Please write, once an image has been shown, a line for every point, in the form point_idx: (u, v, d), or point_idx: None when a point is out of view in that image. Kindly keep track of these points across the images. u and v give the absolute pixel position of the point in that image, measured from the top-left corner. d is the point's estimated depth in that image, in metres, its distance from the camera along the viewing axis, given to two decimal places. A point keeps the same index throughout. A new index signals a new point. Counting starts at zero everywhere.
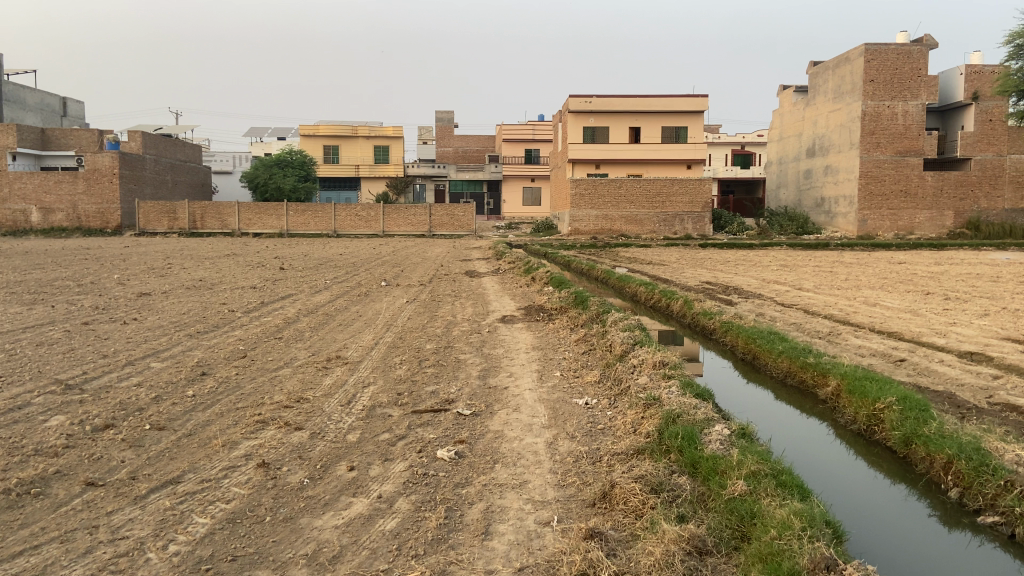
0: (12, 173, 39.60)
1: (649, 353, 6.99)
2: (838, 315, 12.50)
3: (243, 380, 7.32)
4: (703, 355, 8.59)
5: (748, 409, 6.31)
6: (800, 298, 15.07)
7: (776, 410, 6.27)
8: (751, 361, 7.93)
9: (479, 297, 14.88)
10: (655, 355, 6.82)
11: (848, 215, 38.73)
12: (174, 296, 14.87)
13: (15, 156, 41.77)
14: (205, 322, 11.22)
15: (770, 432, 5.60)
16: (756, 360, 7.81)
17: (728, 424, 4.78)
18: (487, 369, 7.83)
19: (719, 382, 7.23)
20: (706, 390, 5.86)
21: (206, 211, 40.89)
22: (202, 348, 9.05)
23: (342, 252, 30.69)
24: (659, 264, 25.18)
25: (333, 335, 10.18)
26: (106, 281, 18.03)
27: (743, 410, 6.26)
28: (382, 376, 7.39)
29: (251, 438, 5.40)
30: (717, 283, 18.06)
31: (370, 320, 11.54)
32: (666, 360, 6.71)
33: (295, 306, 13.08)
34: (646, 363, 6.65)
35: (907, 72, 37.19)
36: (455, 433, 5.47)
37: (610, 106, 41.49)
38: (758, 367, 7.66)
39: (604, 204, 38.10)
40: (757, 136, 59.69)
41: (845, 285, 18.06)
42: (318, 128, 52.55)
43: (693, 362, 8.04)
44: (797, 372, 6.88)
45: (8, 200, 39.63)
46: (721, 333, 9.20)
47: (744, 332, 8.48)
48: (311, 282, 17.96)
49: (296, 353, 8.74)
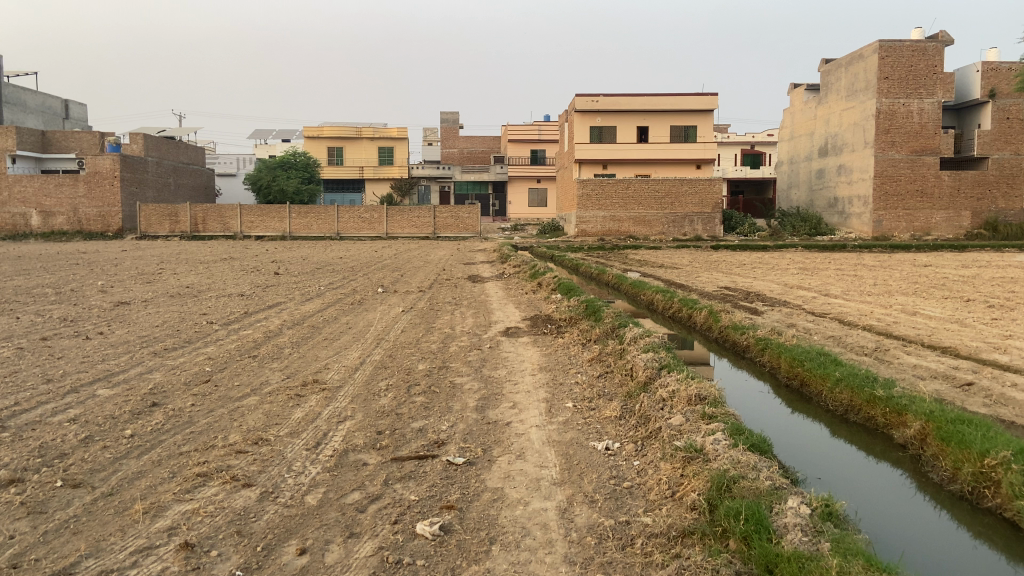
0: (11, 176, 38.67)
1: (680, 382, 5.79)
2: (878, 328, 11.27)
3: (198, 413, 6.17)
4: (739, 378, 7.43)
5: (808, 456, 5.15)
6: (831, 306, 13.85)
7: (844, 461, 5.09)
8: (798, 388, 6.74)
9: (482, 305, 13.70)
10: (689, 386, 5.59)
11: (862, 215, 37.45)
12: (153, 306, 13.77)
13: (14, 159, 40.91)
14: (178, 337, 10.08)
15: (847, 497, 4.41)
16: (804, 388, 6.64)
17: (808, 500, 3.60)
18: (486, 396, 6.65)
19: (765, 417, 6.06)
20: (762, 438, 4.66)
21: (207, 214, 40.01)
22: (163, 370, 7.91)
23: (343, 255, 29.67)
24: (671, 267, 24.03)
25: (315, 352, 9.03)
26: (87, 289, 16.96)
27: (805, 460, 5.08)
28: (364, 408, 6.23)
29: (185, 501, 4.27)
30: (737, 289, 16.91)
31: (361, 334, 10.38)
32: (703, 388, 5.51)
33: (279, 318, 11.92)
34: (679, 396, 5.43)
35: (922, 68, 35.82)
36: (444, 496, 4.30)
37: (618, 105, 40.34)
38: (809, 397, 6.48)
39: (612, 205, 36.93)
40: (767, 136, 58.45)
41: (876, 290, 16.82)
42: (321, 129, 51.61)
43: (728, 389, 6.87)
44: (864, 409, 5.70)
45: (7, 203, 38.75)
46: (756, 352, 8.03)
47: (786, 351, 7.29)
48: (304, 289, 16.88)
49: (269, 376, 7.58)
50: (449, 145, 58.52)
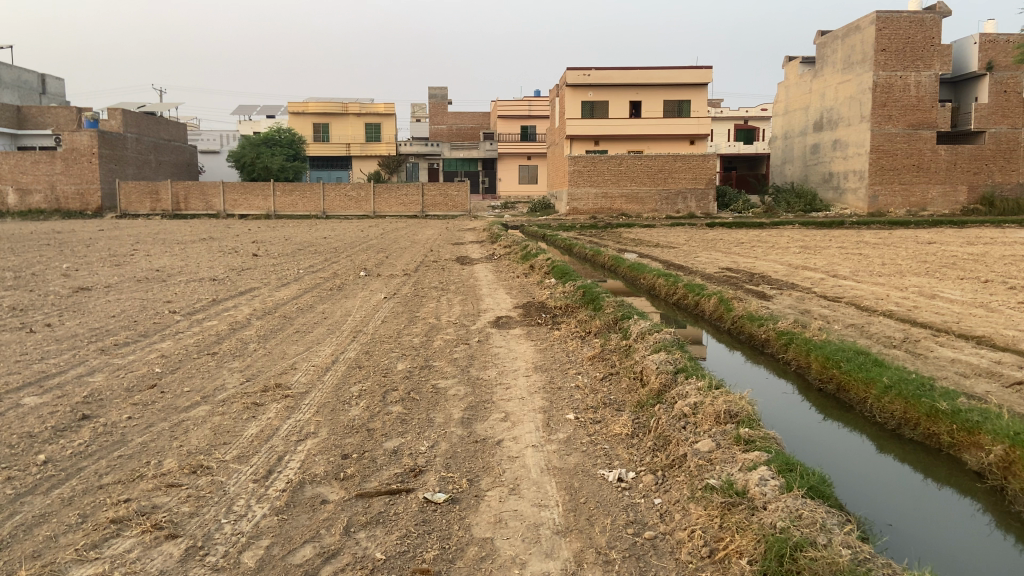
0: None
1: (703, 392, 4.89)
2: (899, 314, 10.37)
3: (133, 430, 5.23)
4: (761, 379, 6.65)
5: (863, 486, 4.36)
6: (843, 290, 12.92)
7: (916, 496, 4.28)
8: (834, 394, 5.97)
9: (471, 290, 12.76)
10: (715, 398, 4.69)
11: (857, 191, 36.51)
12: (117, 292, 12.76)
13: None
14: (133, 330, 9.10)
15: (932, 549, 3.58)
16: (842, 394, 5.86)
17: None
18: (473, 405, 5.73)
19: (804, 434, 5.26)
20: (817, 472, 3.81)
21: (190, 192, 38.83)
22: (106, 372, 6.94)
23: (327, 235, 28.65)
24: (667, 246, 23.12)
25: (283, 347, 8.09)
26: (50, 272, 15.91)
27: (862, 492, 4.29)
28: (331, 421, 5.33)
29: (86, 566, 3.35)
30: (739, 269, 16.05)
31: (336, 325, 9.42)
32: (733, 401, 4.61)
33: (249, 307, 10.93)
34: (705, 411, 4.53)
35: (919, 41, 34.91)
36: (417, 551, 3.39)
37: (609, 79, 39.17)
38: (851, 407, 5.70)
39: (603, 181, 35.92)
40: (761, 111, 57.45)
41: (885, 271, 15.94)
42: (307, 104, 50.25)
43: (754, 394, 6.08)
44: (929, 427, 4.91)
45: None
46: (778, 346, 7.21)
47: (817, 349, 6.48)
48: (281, 272, 15.88)
49: (226, 379, 6.62)
50: (437, 121, 57.19)
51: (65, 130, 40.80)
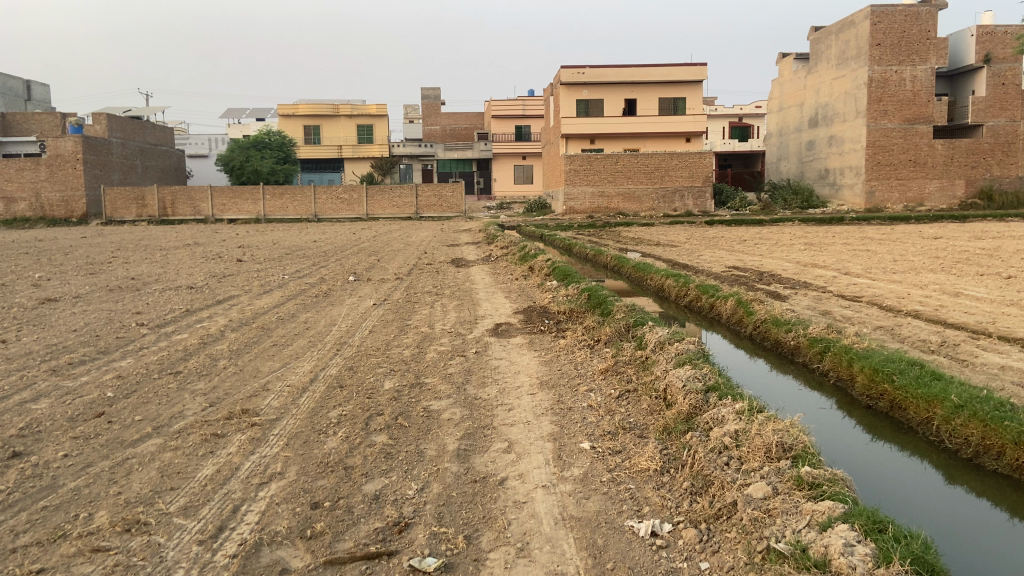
0: None
1: (744, 417, 4.12)
2: (927, 314, 9.60)
3: (67, 472, 4.41)
4: (801, 394, 5.94)
5: (957, 535, 3.64)
6: (860, 289, 12.14)
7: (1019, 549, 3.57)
8: (890, 413, 5.27)
9: (466, 295, 11.95)
10: (763, 428, 3.91)
11: (854, 187, 35.83)
12: (87, 302, 11.94)
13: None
14: (93, 346, 8.27)
15: None
16: (902, 416, 5.16)
17: None
18: (471, 433, 4.92)
19: (867, 465, 4.54)
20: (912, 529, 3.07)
21: (177, 197, 37.97)
22: (51, 396, 6.11)
23: (318, 239, 27.79)
24: (668, 245, 22.31)
25: (257, 364, 7.27)
26: (22, 283, 15.05)
27: (955, 544, 3.58)
28: (303, 458, 4.52)
29: None
30: (748, 268, 15.28)
31: (318, 337, 8.60)
32: (784, 430, 3.85)
33: (226, 317, 10.12)
34: (756, 445, 3.76)
35: (915, 34, 34.13)
36: None
37: (604, 77, 38.41)
38: (914, 431, 4.99)
39: (599, 179, 35.15)
40: (756, 108, 56.78)
41: (900, 267, 15.21)
42: (298, 107, 49.42)
43: (797, 414, 5.36)
44: (1017, 457, 4.19)
45: None
46: (814, 357, 6.46)
47: (863, 361, 5.75)
48: (265, 279, 15.04)
49: (187, 406, 5.79)
50: (429, 122, 56.39)
51: (49, 136, 39.90)
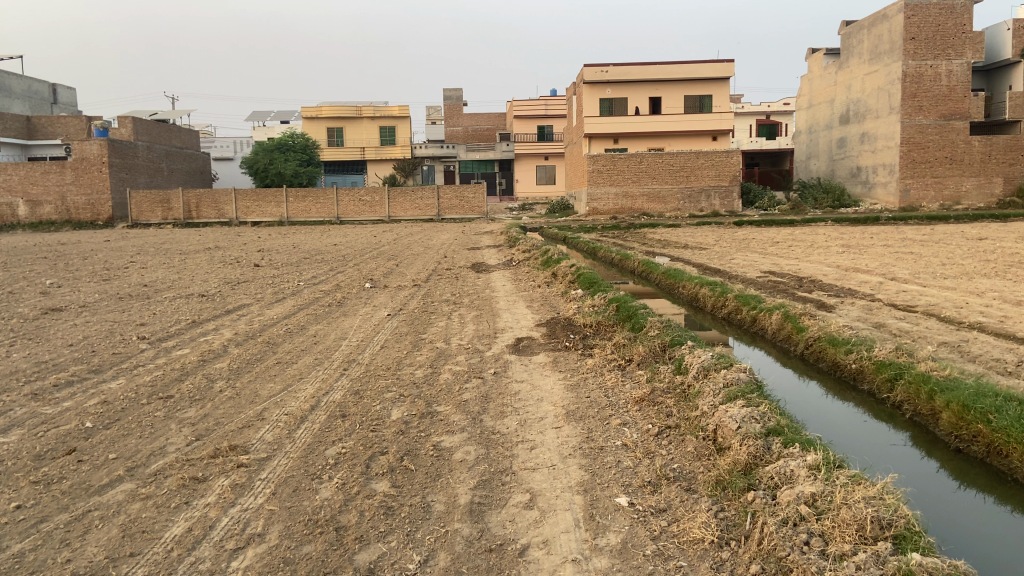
0: None
1: (822, 482, 3.38)
2: (991, 327, 8.72)
3: (15, 532, 3.76)
4: (874, 431, 5.17)
5: None
6: (911, 297, 11.23)
7: None
8: (989, 461, 4.48)
9: (486, 304, 11.25)
10: (853, 502, 3.16)
11: (888, 185, 34.49)
12: (91, 312, 11.39)
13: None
14: (85, 364, 7.67)
15: None
16: (1003, 465, 4.37)
17: None
18: (487, 481, 4.20)
19: (976, 529, 3.76)
20: None
21: (201, 200, 37.79)
22: (21, 428, 5.49)
23: (338, 241, 27.31)
24: (697, 248, 21.48)
25: (256, 386, 6.60)
26: (30, 290, 14.61)
27: None
28: (290, 513, 3.82)
29: None
30: (785, 274, 14.43)
31: (326, 354, 7.92)
32: (881, 507, 3.10)
33: (231, 330, 9.50)
34: (847, 525, 3.02)
35: (950, 28, 32.89)
36: None
37: (628, 75, 37.58)
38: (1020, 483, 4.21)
39: (624, 180, 34.30)
40: (784, 106, 55.61)
41: (948, 272, 14.28)
42: (321, 109, 49.14)
43: (876, 460, 4.60)
44: None
45: None
46: (884, 388, 5.68)
47: (949, 396, 4.98)
48: (279, 286, 14.47)
49: (170, 440, 5.13)
50: (452, 123, 55.90)
51: (74, 139, 39.91)
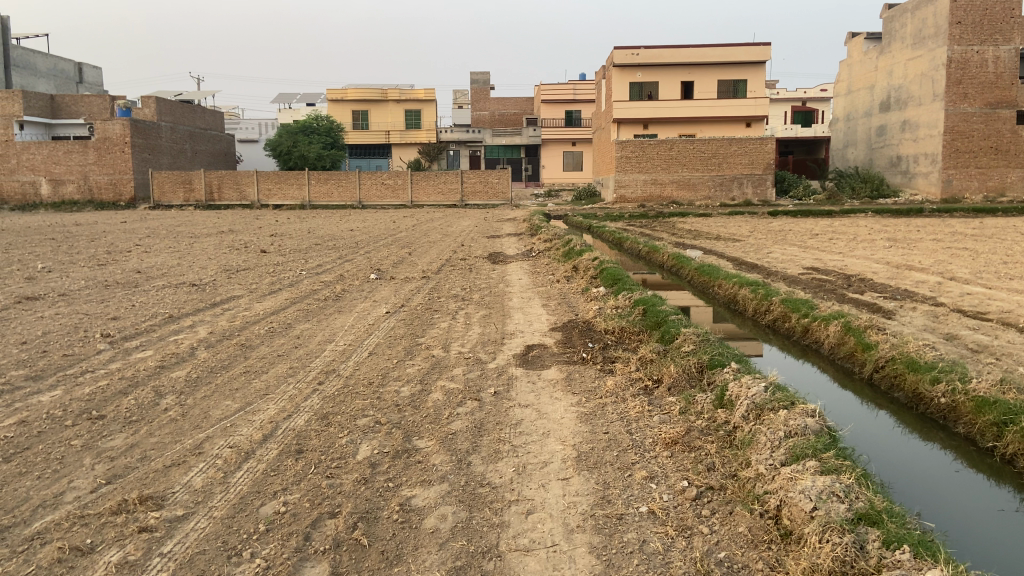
0: (18, 143, 35.95)
1: None
2: None
3: None
4: (983, 494, 4.00)
5: None
6: (978, 302, 9.86)
7: None
8: None
9: (498, 302, 10.08)
10: None
11: (929, 175, 32.61)
12: (68, 302, 10.43)
13: (23, 125, 37.70)
14: (26, 367, 6.61)
15: None
16: None
17: None
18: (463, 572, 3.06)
19: None
20: None
21: (223, 181, 36.88)
22: None
23: (356, 227, 26.27)
24: (730, 239, 20.10)
25: (207, 406, 5.48)
26: (20, 274, 13.74)
27: None
28: None
29: None
30: (831, 271, 13.06)
31: (303, 362, 6.81)
32: None
33: (207, 328, 8.42)
34: None
35: (998, 11, 30.85)
36: None
37: (660, 58, 36.01)
38: None
39: (653, 166, 32.85)
40: (821, 92, 53.53)
41: (1012, 272, 12.83)
42: (346, 91, 48.15)
43: (1003, 543, 3.43)
44: None
45: (16, 171, 36.11)
46: (990, 437, 4.48)
47: None
48: (278, 276, 13.40)
49: (73, 482, 4.04)
50: (478, 107, 54.60)
51: (96, 118, 39.24)
